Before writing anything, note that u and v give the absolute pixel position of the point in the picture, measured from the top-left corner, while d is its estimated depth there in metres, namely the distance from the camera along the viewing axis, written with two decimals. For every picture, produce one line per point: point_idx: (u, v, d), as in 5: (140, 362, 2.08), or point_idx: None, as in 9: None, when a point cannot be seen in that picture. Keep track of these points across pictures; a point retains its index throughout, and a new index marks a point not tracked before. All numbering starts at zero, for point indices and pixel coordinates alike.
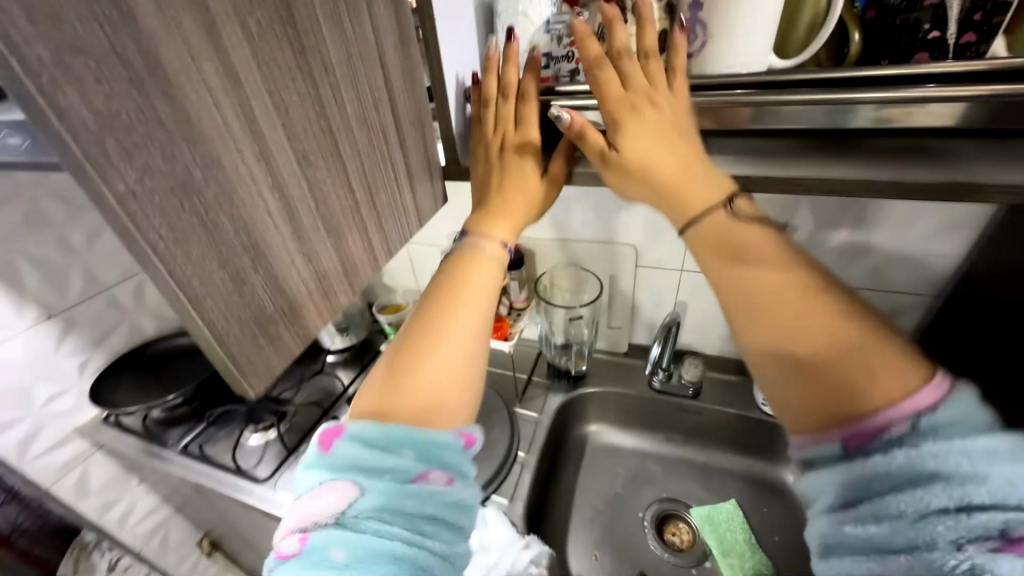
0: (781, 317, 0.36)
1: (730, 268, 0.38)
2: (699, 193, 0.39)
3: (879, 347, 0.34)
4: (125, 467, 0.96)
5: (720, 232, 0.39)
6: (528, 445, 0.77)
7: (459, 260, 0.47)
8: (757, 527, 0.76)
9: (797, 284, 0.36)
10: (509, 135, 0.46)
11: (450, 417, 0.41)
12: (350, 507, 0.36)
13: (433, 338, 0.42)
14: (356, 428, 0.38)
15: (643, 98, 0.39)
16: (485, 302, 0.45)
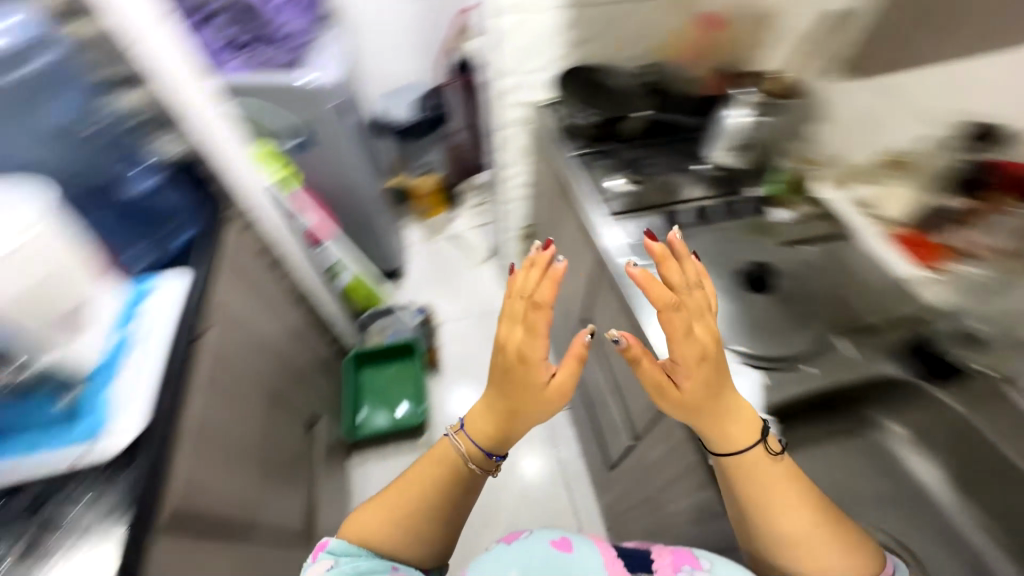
0: (784, 518, 0.53)
1: (752, 489, 0.55)
2: (728, 429, 0.56)
3: (853, 551, 0.51)
4: (528, 147, 1.29)
5: (756, 467, 0.55)
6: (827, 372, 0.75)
7: (437, 463, 0.63)
8: None
9: (802, 499, 0.53)
10: (515, 347, 0.57)
11: (419, 552, 0.61)
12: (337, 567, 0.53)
13: (411, 494, 0.61)
14: (342, 546, 0.56)
15: (694, 345, 0.53)
16: (464, 482, 0.63)
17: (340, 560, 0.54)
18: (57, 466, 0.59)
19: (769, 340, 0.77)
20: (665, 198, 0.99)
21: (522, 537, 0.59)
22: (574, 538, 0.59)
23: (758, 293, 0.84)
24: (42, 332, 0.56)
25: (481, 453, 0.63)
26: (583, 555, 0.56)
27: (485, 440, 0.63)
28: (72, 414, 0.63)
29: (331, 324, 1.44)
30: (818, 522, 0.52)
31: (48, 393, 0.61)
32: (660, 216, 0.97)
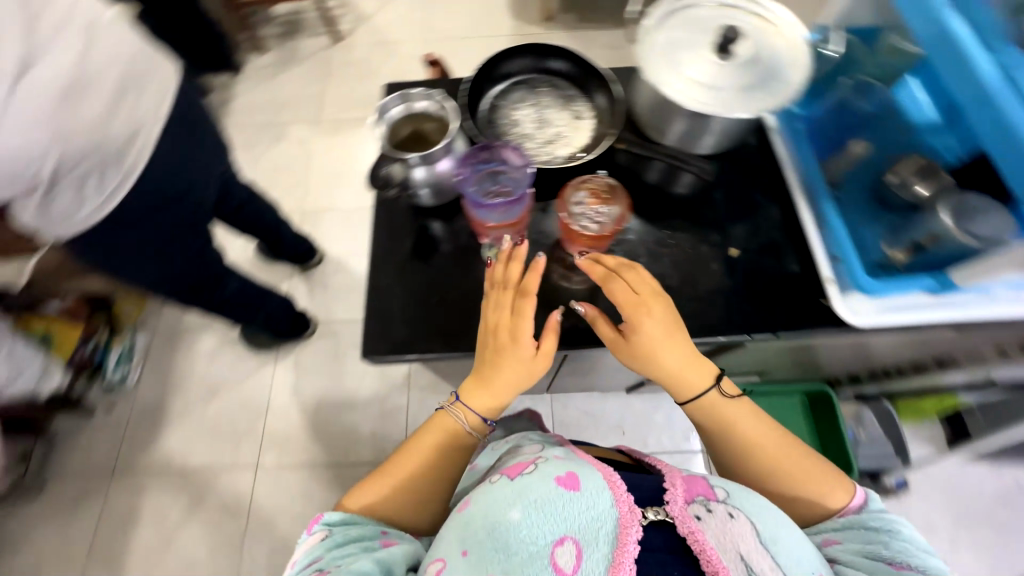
0: (752, 461, 0.60)
1: (725, 434, 0.60)
2: (686, 379, 0.59)
3: (809, 471, 0.59)
4: None
5: (719, 411, 0.61)
6: None
7: (439, 426, 0.62)
8: None
9: (760, 439, 0.60)
10: (503, 333, 0.57)
11: (404, 517, 0.60)
12: (324, 537, 0.54)
13: (400, 465, 0.61)
14: (338, 518, 0.56)
15: (626, 305, 0.57)
16: (466, 449, 0.63)
17: (333, 530, 0.55)
18: (823, 271, 0.62)
19: None
20: None
21: (527, 473, 0.58)
22: (583, 471, 0.57)
23: None
24: (1002, 215, 0.51)
25: (480, 422, 0.61)
26: (591, 483, 0.55)
27: (487, 411, 0.60)
28: (875, 268, 0.62)
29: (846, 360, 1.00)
30: (791, 459, 0.60)
31: (891, 228, 0.61)
32: None
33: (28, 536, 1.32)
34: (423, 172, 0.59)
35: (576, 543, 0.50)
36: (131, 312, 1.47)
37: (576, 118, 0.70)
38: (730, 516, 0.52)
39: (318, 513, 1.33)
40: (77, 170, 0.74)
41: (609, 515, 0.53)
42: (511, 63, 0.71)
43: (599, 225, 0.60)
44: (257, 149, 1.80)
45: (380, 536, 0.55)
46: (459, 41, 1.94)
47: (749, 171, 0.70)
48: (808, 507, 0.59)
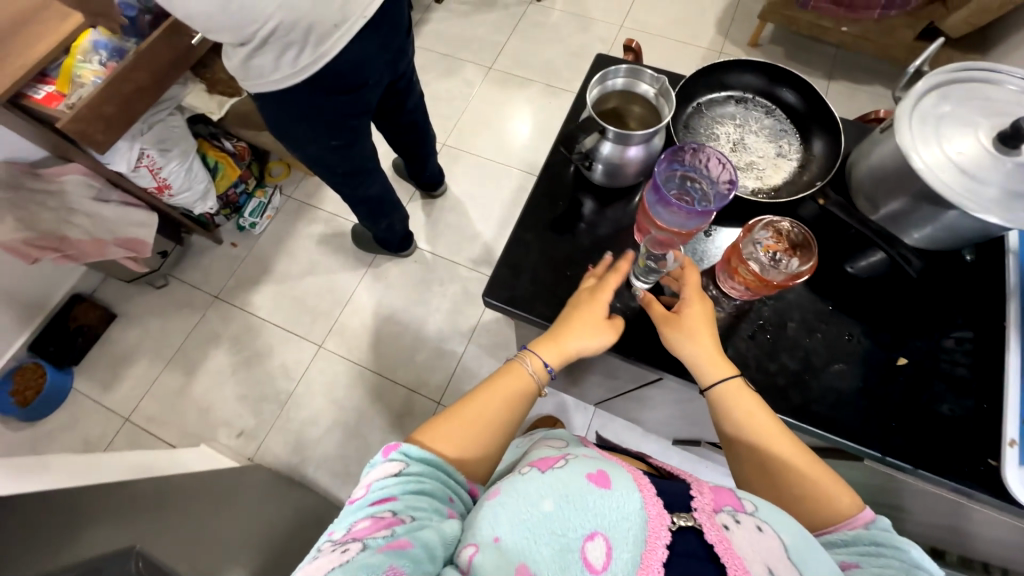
0: (764, 457, 0.53)
1: (743, 416, 0.53)
2: (717, 369, 0.55)
3: (823, 472, 0.52)
4: None
5: (734, 396, 0.54)
6: None
7: (508, 370, 0.60)
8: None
9: (771, 432, 0.53)
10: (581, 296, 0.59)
11: (470, 471, 0.56)
12: (400, 474, 0.50)
13: (463, 407, 0.58)
14: (418, 453, 0.52)
15: (686, 281, 0.57)
16: (530, 400, 0.61)
17: (411, 467, 0.51)
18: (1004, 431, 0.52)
19: None
20: None
21: (558, 467, 0.53)
22: (611, 470, 0.52)
23: None
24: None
25: (543, 368, 0.59)
26: (623, 487, 0.49)
27: (552, 358, 0.58)
28: None
29: None
30: (799, 455, 0.52)
31: None
32: None
33: (141, 318, 1.58)
34: (610, 149, 0.58)
35: (608, 540, 0.45)
36: (277, 174, 1.71)
37: (777, 154, 0.65)
38: (759, 529, 0.47)
39: (352, 408, 1.45)
40: (285, 38, 0.74)
41: (640, 515, 0.47)
42: (732, 77, 0.67)
43: (781, 270, 0.54)
44: (427, 75, 1.90)
45: (448, 503, 0.51)
46: (654, 38, 1.88)
47: (955, 289, 0.60)
48: (822, 513, 0.50)
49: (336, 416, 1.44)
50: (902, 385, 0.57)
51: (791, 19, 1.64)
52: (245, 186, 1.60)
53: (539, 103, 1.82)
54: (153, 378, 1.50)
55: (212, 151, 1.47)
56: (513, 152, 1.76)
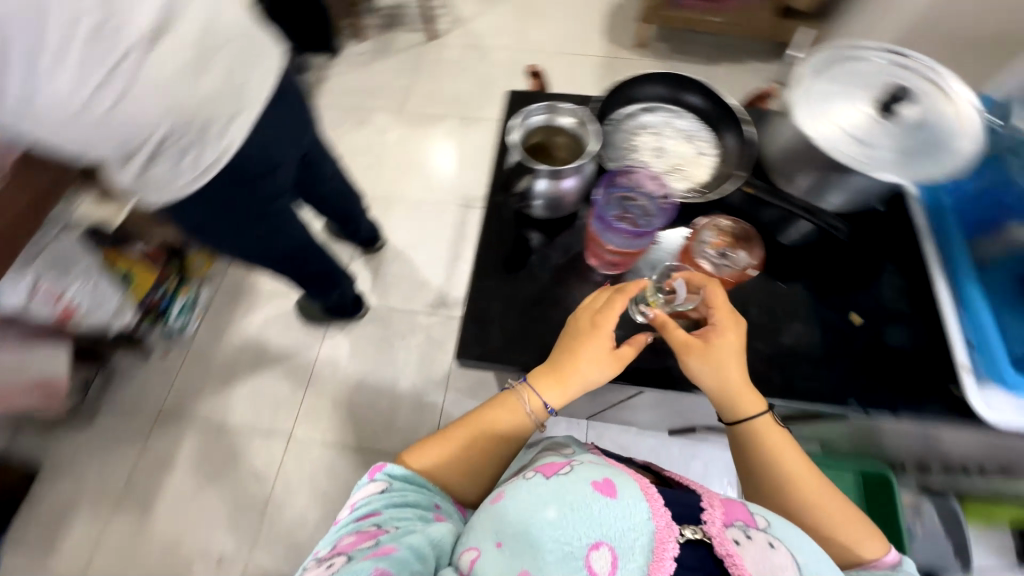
0: (791, 495, 0.55)
1: (772, 455, 0.56)
2: (746, 404, 0.56)
3: (852, 517, 0.55)
4: None
5: (764, 436, 0.56)
6: None
7: (502, 402, 0.63)
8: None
9: (803, 471, 0.56)
10: (583, 322, 0.58)
11: (452, 486, 0.61)
12: (384, 490, 0.56)
13: (454, 430, 0.63)
14: (401, 471, 0.58)
15: (722, 315, 0.56)
16: (521, 434, 0.63)
17: (394, 484, 0.57)
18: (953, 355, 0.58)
19: None
20: None
21: (563, 472, 0.54)
22: (617, 476, 0.53)
23: None
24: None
25: (543, 408, 0.61)
26: (630, 493, 0.51)
27: (551, 398, 0.59)
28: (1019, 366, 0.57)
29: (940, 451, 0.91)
30: (830, 497, 0.55)
31: None
32: None
33: (74, 463, 1.38)
34: (544, 185, 0.59)
35: (614, 549, 0.47)
36: (200, 266, 1.53)
37: (696, 154, 0.68)
38: (771, 545, 0.48)
39: (341, 494, 1.34)
40: (176, 144, 0.69)
41: (648, 521, 0.49)
42: (640, 91, 0.71)
43: (728, 266, 0.60)
44: (340, 130, 1.87)
45: (434, 509, 0.56)
46: (552, 55, 1.96)
47: (886, 240, 0.66)
48: (842, 553, 0.54)
49: (325, 507, 1.33)
50: (860, 351, 0.61)
51: (669, 19, 1.79)
52: (168, 288, 1.45)
53: (459, 136, 1.84)
54: (101, 528, 1.31)
55: (120, 260, 1.34)
56: (446, 188, 1.75)
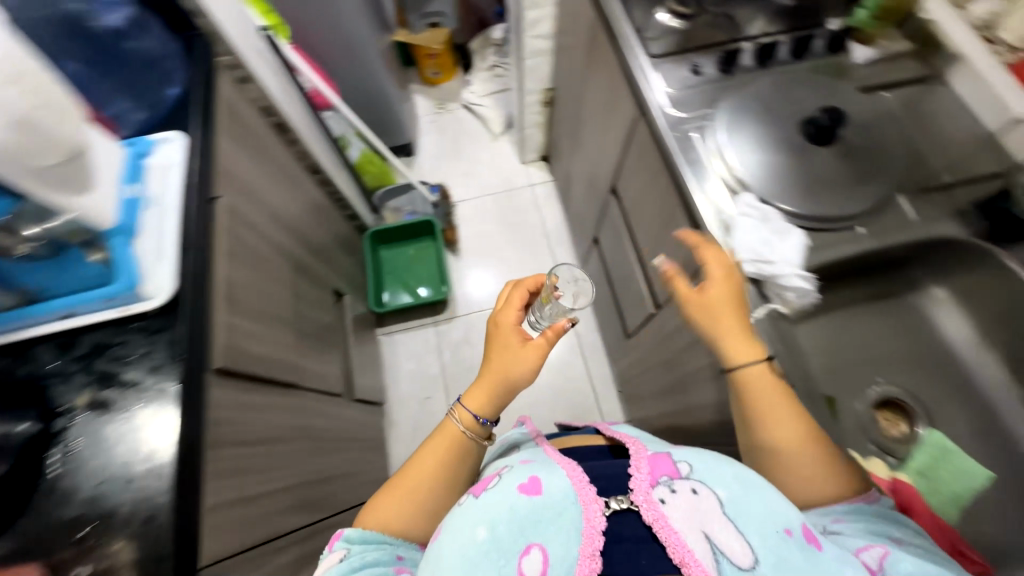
0: (782, 431, 0.55)
1: (761, 406, 0.56)
2: (748, 351, 0.58)
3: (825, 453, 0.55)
4: (393, 103, 1.59)
5: (761, 381, 0.57)
6: (878, 230, 0.64)
7: (442, 424, 0.69)
8: (479, 264, 1.66)
9: (800, 410, 0.56)
10: (497, 318, 0.72)
11: (410, 530, 0.64)
12: (347, 554, 0.58)
13: (399, 477, 0.66)
14: (358, 534, 0.60)
15: (717, 272, 0.60)
16: (464, 451, 0.68)
17: (352, 549, 0.58)
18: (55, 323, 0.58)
19: (821, 196, 0.63)
20: (724, 37, 0.78)
21: (490, 488, 0.54)
22: (543, 471, 0.55)
23: (822, 145, 0.65)
24: (43, 188, 0.49)
25: (474, 420, 0.67)
26: (555, 485, 0.52)
27: (479, 406, 0.67)
28: (108, 270, 0.58)
29: (314, 235, 1.14)
30: (817, 440, 0.55)
31: (76, 250, 0.57)
32: (712, 56, 0.76)
33: None
34: None
35: (544, 548, 0.48)
36: None
37: None
38: (694, 491, 0.51)
39: None
40: None
41: (573, 505, 0.51)
42: None
43: None
44: None
45: (394, 563, 0.59)
46: None
47: None
48: (807, 488, 0.55)
49: None
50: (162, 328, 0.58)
51: None
52: None
53: None
54: None
55: None
56: None
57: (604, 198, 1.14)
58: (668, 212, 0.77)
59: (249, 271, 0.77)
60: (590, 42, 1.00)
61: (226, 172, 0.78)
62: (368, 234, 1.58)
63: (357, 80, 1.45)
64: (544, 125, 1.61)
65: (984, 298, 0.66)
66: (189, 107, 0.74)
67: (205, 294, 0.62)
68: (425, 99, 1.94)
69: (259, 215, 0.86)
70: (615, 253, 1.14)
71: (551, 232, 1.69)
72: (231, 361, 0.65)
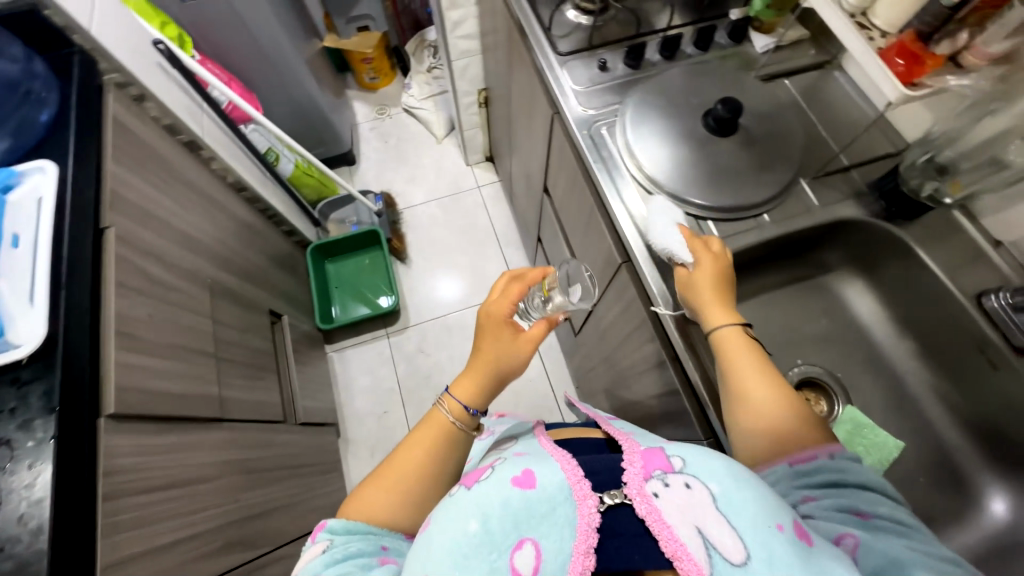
0: (755, 386, 0.52)
1: (737, 363, 0.53)
2: (726, 311, 0.56)
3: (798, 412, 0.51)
4: (327, 112, 1.54)
5: (734, 339, 0.54)
6: (780, 217, 0.65)
7: (431, 414, 0.66)
8: (431, 271, 1.62)
9: (772, 369, 0.53)
10: (492, 307, 0.69)
11: (395, 522, 0.60)
12: (329, 546, 0.55)
13: (384, 468, 0.63)
14: (341, 524, 0.58)
15: (705, 259, 0.57)
16: (453, 445, 0.65)
17: (336, 540, 0.56)
18: None
19: (725, 188, 0.64)
20: (631, 31, 0.79)
21: (484, 477, 0.50)
22: (540, 464, 0.49)
23: (724, 136, 0.65)
24: None
25: (464, 410, 0.65)
26: (549, 477, 0.47)
27: (469, 397, 0.65)
28: None
29: (241, 255, 1.08)
30: (790, 398, 0.52)
31: None
32: (620, 50, 0.77)
33: None
34: None
35: (537, 544, 0.43)
36: None
37: None
38: (688, 487, 0.44)
39: None
40: None
41: (567, 500, 0.45)
42: None
43: None
44: None
45: (378, 552, 0.55)
46: None
47: None
48: (782, 451, 0.50)
49: None
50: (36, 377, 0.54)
51: None
52: None
53: None
54: None
55: None
56: None
57: (540, 198, 1.13)
58: (589, 211, 0.77)
59: (152, 304, 0.72)
60: (509, 41, 0.99)
61: (120, 199, 0.72)
62: (311, 249, 1.50)
63: (284, 91, 1.39)
64: (484, 127, 1.60)
65: (888, 278, 0.68)
66: (72, 131, 0.68)
67: (90, 337, 0.59)
68: (364, 106, 1.89)
69: (167, 241, 0.81)
70: (556, 252, 1.13)
71: (500, 233, 1.68)
72: (128, 407, 0.61)
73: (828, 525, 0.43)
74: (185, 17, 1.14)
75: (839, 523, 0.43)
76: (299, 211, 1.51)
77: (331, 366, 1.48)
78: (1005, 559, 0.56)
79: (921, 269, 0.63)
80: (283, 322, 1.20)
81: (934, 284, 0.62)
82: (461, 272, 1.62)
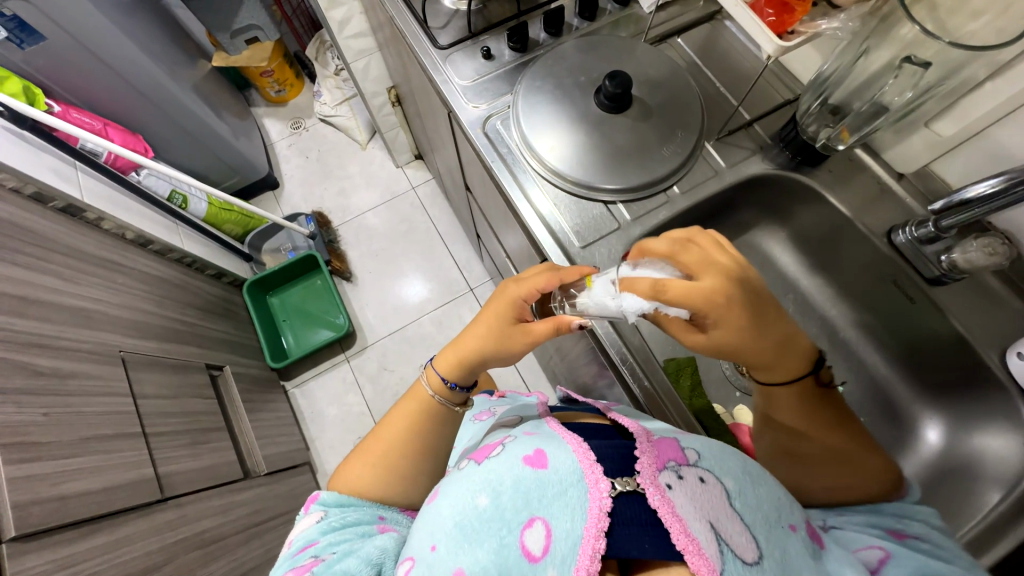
0: (816, 429, 0.48)
1: (804, 411, 0.47)
2: (788, 367, 0.46)
3: (863, 453, 0.47)
4: (229, 140, 1.42)
5: (798, 391, 0.47)
6: (688, 186, 0.63)
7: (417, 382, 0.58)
8: (380, 285, 1.56)
9: (834, 413, 0.48)
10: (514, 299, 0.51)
11: (375, 491, 0.55)
12: (325, 515, 0.52)
13: (374, 434, 0.58)
14: (334, 496, 0.53)
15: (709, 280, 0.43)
16: (437, 420, 0.57)
17: (331, 511, 0.52)
18: None
19: (628, 166, 0.61)
20: (512, 10, 0.74)
21: (495, 454, 0.48)
22: (552, 442, 0.46)
23: (619, 112, 0.61)
24: None
25: (443, 384, 0.56)
26: (562, 459, 0.43)
27: (449, 372, 0.55)
28: None
29: (161, 314, 1.00)
30: (855, 438, 0.48)
31: None
32: (504, 34, 0.72)
33: None
34: None
35: (548, 523, 0.39)
36: None
37: None
38: (701, 481, 0.41)
39: None
40: None
41: (579, 481, 0.41)
42: None
43: None
44: None
45: (377, 522, 0.52)
46: None
47: None
48: (834, 488, 0.49)
49: None
50: None
51: None
52: None
53: None
54: None
55: None
56: None
57: (467, 195, 1.08)
58: (505, 209, 0.74)
59: (51, 401, 0.65)
60: (395, 36, 0.91)
61: None
62: (247, 286, 1.42)
63: (177, 127, 1.28)
64: (405, 126, 1.51)
65: (806, 224, 0.67)
66: None
67: None
68: (277, 123, 1.77)
69: (59, 324, 0.74)
70: (497, 248, 1.09)
71: (444, 231, 1.62)
72: (34, 524, 0.57)
73: (854, 536, 0.44)
74: (33, 67, 1.01)
75: (869, 536, 0.43)
76: (224, 252, 1.41)
77: (294, 403, 1.42)
78: (947, 480, 0.58)
79: (832, 213, 0.62)
80: (225, 372, 1.12)
81: (847, 226, 0.62)
82: (411, 279, 1.56)
